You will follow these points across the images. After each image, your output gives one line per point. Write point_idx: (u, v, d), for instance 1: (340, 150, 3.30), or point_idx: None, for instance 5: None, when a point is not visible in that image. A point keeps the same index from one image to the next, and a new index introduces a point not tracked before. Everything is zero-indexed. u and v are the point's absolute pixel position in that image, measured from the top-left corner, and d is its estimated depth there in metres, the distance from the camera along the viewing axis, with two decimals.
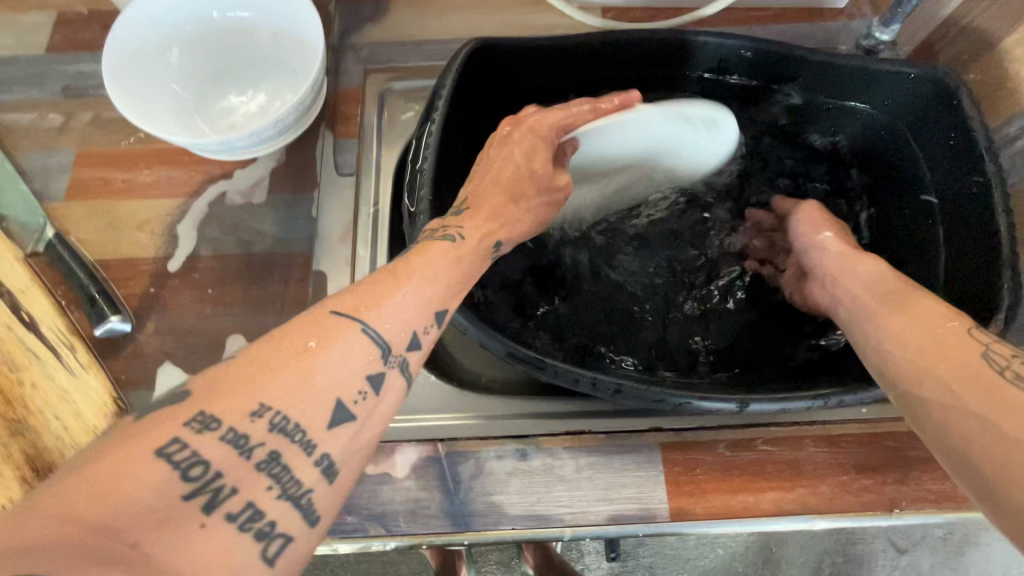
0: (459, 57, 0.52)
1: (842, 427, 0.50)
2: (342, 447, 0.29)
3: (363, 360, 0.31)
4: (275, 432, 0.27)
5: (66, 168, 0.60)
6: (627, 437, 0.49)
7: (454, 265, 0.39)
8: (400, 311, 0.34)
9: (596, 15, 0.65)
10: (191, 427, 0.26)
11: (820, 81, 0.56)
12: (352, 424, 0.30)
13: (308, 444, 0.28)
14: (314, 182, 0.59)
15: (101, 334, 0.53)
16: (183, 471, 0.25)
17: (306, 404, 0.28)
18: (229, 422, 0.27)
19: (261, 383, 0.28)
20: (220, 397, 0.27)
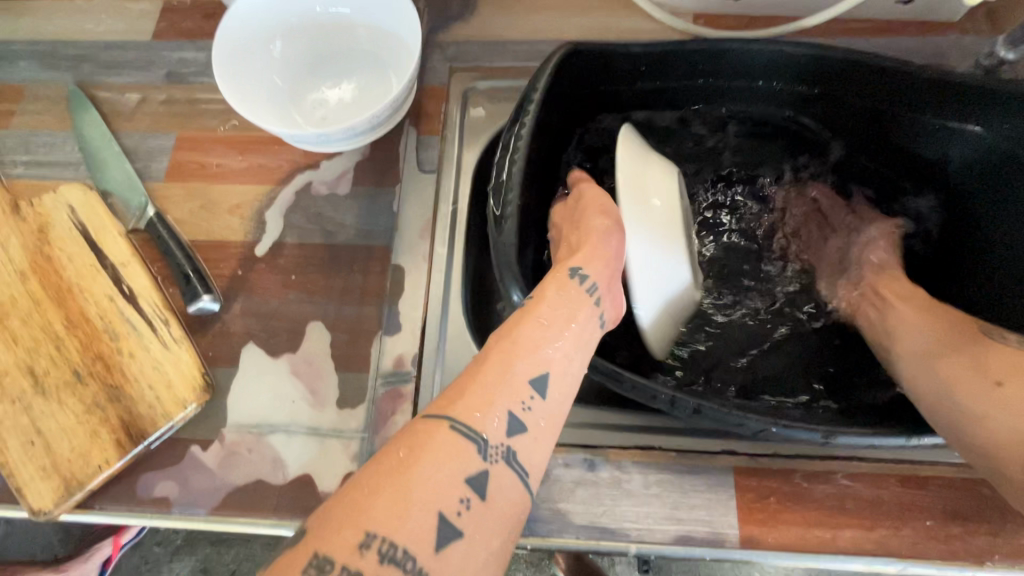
0: (551, 61, 0.51)
1: (931, 469, 0.47)
2: (454, 566, 0.31)
3: (455, 463, 0.34)
4: (384, 563, 0.29)
5: (167, 150, 0.63)
6: (698, 457, 0.48)
7: (538, 332, 0.41)
8: (487, 399, 0.37)
9: (689, 21, 0.63)
10: (308, 573, 0.29)
11: (930, 98, 0.52)
12: (461, 540, 0.32)
13: (419, 572, 0.30)
14: (396, 176, 0.61)
15: (193, 311, 0.56)
16: None
17: (410, 525, 0.31)
18: (343, 561, 0.29)
19: (364, 512, 0.31)
20: (331, 534, 0.30)
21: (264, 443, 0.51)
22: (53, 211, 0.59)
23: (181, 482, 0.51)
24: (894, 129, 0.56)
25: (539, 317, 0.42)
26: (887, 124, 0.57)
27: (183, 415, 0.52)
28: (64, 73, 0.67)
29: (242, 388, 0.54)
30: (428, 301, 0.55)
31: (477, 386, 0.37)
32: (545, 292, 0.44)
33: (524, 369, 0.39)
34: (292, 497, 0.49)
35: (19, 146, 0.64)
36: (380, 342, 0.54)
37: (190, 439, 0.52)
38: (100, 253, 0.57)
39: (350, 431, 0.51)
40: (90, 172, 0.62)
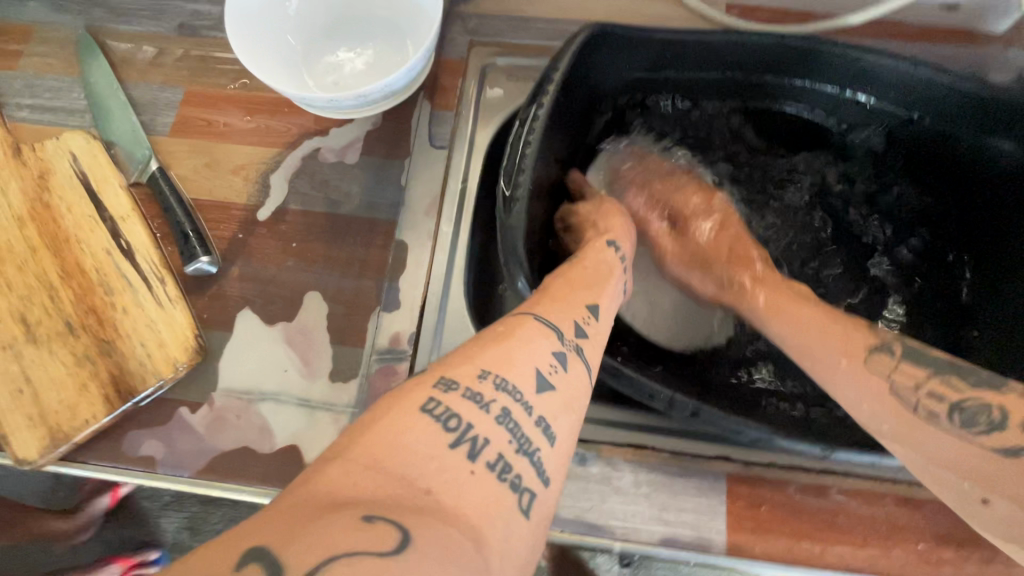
0: (574, 41, 0.49)
1: (929, 493, 0.46)
2: (552, 411, 0.32)
3: (545, 338, 0.35)
4: (500, 390, 0.31)
5: (174, 104, 0.62)
6: (692, 460, 0.48)
7: (583, 271, 0.43)
8: (560, 307, 0.38)
9: (722, 11, 0.61)
10: (440, 388, 0.30)
11: (958, 111, 0.51)
12: (556, 392, 0.33)
13: (524, 403, 0.31)
14: (406, 150, 0.59)
15: (191, 271, 0.54)
16: (444, 424, 0.28)
17: (515, 370, 0.32)
18: (466, 384, 0.31)
19: (472, 361, 0.32)
20: (454, 367, 0.31)
21: (253, 410, 0.51)
22: (55, 158, 0.58)
23: (166, 441, 0.50)
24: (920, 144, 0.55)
25: (585, 263, 0.44)
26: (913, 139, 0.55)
27: (173, 375, 0.51)
28: (74, 17, 0.65)
29: (234, 353, 0.53)
30: (429, 280, 0.54)
31: (551, 296, 0.39)
32: (584, 256, 0.45)
33: (588, 295, 0.41)
34: (278, 465, 0.49)
35: (24, 89, 0.63)
36: (377, 318, 0.53)
37: (178, 400, 0.51)
38: (100, 205, 0.56)
39: (340, 405, 0.51)
40: (95, 121, 0.61)
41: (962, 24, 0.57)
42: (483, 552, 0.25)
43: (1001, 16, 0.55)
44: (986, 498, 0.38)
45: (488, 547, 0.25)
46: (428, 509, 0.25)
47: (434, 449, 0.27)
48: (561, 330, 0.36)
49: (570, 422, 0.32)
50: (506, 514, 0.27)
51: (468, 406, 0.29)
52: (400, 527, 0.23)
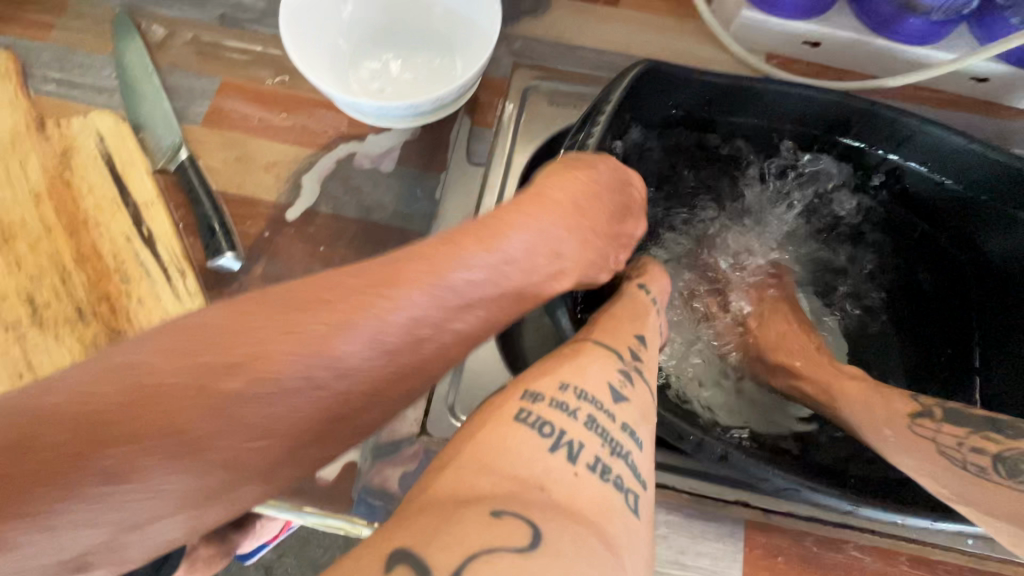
0: (628, 74, 0.50)
1: (943, 555, 0.46)
2: (631, 418, 0.36)
3: (609, 358, 0.39)
4: (582, 400, 0.35)
5: (209, 94, 0.60)
6: (712, 504, 0.47)
7: (630, 302, 0.47)
8: (614, 329, 0.42)
9: (762, 60, 0.62)
10: (528, 400, 0.34)
11: (985, 183, 0.52)
12: (628, 403, 0.37)
13: (607, 413, 0.35)
14: (443, 163, 0.59)
15: (212, 266, 0.53)
16: (539, 430, 0.32)
17: (590, 384, 0.36)
18: (550, 395, 0.35)
19: (548, 378, 0.36)
20: (535, 381, 0.35)
21: None
22: (80, 136, 0.56)
23: None
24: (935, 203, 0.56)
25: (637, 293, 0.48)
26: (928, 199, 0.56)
27: None
28: None
29: None
30: None
31: (608, 323, 0.43)
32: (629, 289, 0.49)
33: (638, 327, 0.44)
34: None
35: (52, 62, 0.61)
36: None
37: None
38: (124, 189, 0.54)
39: None
40: (125, 101, 0.59)
41: (989, 97, 0.60)
42: (610, 546, 0.29)
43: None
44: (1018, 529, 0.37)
45: (611, 541, 0.29)
46: (548, 504, 0.29)
47: (537, 452, 0.31)
48: (619, 350, 0.40)
49: (645, 428, 0.37)
50: (617, 512, 0.31)
51: (559, 415, 0.33)
52: (528, 523, 0.27)
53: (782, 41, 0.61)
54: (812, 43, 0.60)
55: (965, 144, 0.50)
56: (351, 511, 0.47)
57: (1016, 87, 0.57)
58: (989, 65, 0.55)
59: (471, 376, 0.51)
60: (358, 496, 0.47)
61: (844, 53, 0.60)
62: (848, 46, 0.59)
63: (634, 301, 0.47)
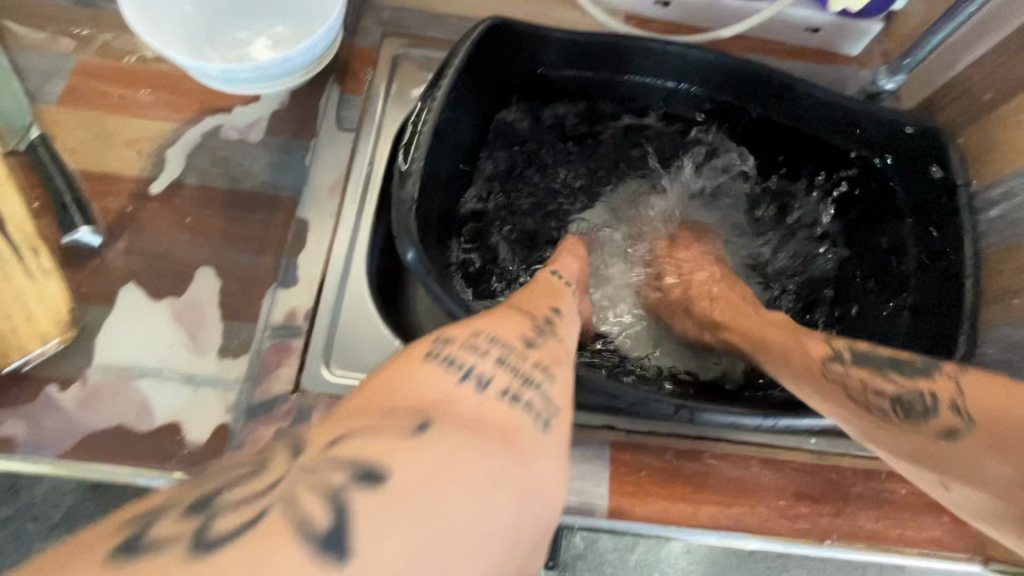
0: (475, 29, 0.52)
1: (792, 454, 0.50)
2: (548, 357, 0.35)
3: (521, 314, 0.39)
4: (495, 343, 0.34)
5: (64, 73, 0.59)
6: (580, 430, 0.50)
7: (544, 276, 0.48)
8: (530, 299, 0.42)
9: (620, 20, 0.66)
10: (438, 345, 0.33)
11: (831, 123, 0.57)
12: (541, 347, 0.36)
13: (519, 352, 0.34)
14: (313, 130, 0.59)
15: (69, 243, 0.52)
16: (446, 365, 0.31)
17: (501, 330, 0.35)
18: (462, 339, 0.33)
19: (465, 325, 0.35)
20: (450, 328, 0.34)
21: (132, 387, 0.48)
22: None
23: (31, 421, 0.47)
24: (810, 150, 0.59)
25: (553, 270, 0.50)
26: (802, 149, 0.60)
27: (42, 350, 0.48)
28: None
29: (116, 330, 0.50)
30: (329, 258, 0.54)
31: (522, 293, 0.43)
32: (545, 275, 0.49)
33: (557, 296, 0.45)
34: (153, 445, 0.47)
35: None
36: (273, 294, 0.52)
37: (43, 376, 0.48)
38: None
39: (229, 381, 0.49)
40: None
41: (824, 46, 0.65)
42: (514, 456, 0.27)
43: (853, 40, 0.63)
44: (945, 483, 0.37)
45: (516, 448, 0.28)
46: (450, 419, 0.27)
47: (441, 383, 0.30)
48: (532, 312, 0.40)
49: (563, 368, 0.35)
50: (525, 429, 0.29)
51: (468, 354, 0.32)
52: (418, 420, 0.26)
53: (636, 1, 0.65)
54: (663, 2, 0.64)
55: (796, 80, 0.54)
56: None
57: (843, 34, 0.63)
58: (810, 13, 0.61)
59: (345, 334, 0.52)
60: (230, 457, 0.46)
61: (692, 10, 0.64)
62: (692, 4, 0.64)
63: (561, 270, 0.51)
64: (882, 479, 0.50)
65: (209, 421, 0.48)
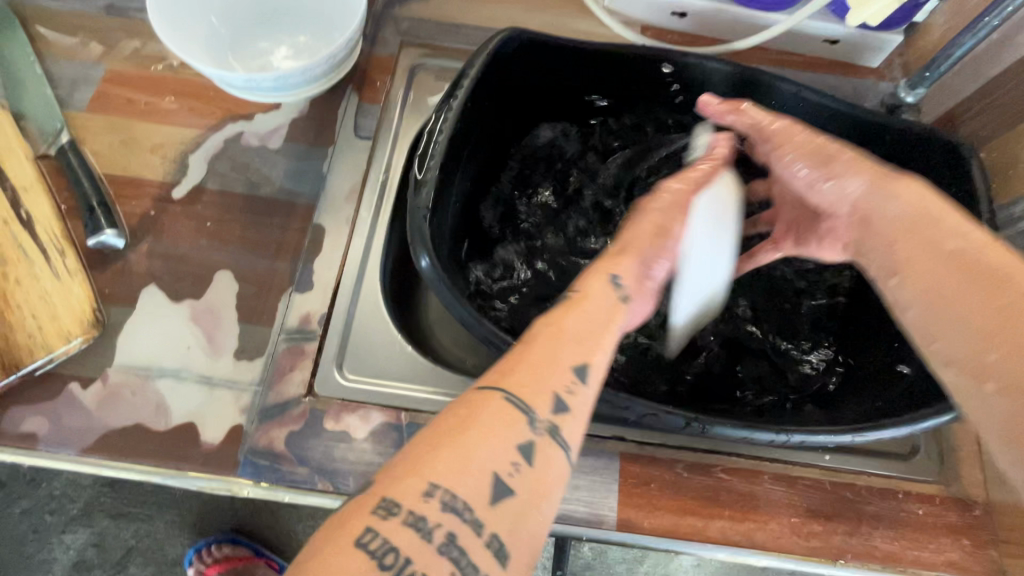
0: (491, 41, 0.52)
1: (804, 470, 0.50)
2: (509, 524, 0.30)
3: (508, 429, 0.32)
4: (446, 511, 0.29)
5: (94, 80, 0.61)
6: (590, 441, 0.50)
7: (575, 323, 0.37)
8: (542, 377, 0.34)
9: (636, 31, 0.67)
10: (379, 515, 0.29)
11: (850, 136, 0.56)
12: (511, 498, 0.31)
13: (475, 523, 0.29)
14: (331, 138, 0.60)
15: (94, 245, 0.53)
16: (378, 561, 0.27)
17: (470, 476, 0.30)
18: (409, 506, 0.29)
19: (429, 465, 0.30)
20: (400, 481, 0.30)
21: (150, 386, 0.49)
22: None
23: (52, 418, 0.48)
24: None
25: (584, 311, 0.38)
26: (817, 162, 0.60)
27: (66, 350, 0.49)
28: None
29: (135, 331, 0.51)
30: (344, 263, 0.55)
31: (527, 364, 0.34)
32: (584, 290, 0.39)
33: (575, 353, 0.36)
34: (170, 444, 0.48)
35: None
36: (289, 298, 0.53)
37: (65, 375, 0.49)
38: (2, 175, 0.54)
39: (244, 383, 0.50)
40: (6, 91, 0.59)
41: (842, 58, 0.65)
42: None
43: (872, 52, 0.63)
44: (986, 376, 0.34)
45: None
46: None
47: None
48: (531, 415, 0.33)
49: (529, 522, 0.31)
50: None
51: (407, 540, 0.28)
52: None
53: (652, 12, 0.66)
54: (678, 14, 0.65)
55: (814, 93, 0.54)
56: (236, 473, 0.47)
57: (861, 46, 0.62)
58: (830, 26, 0.61)
59: (358, 339, 0.53)
60: (244, 458, 0.47)
61: (709, 21, 0.65)
62: (709, 16, 0.64)
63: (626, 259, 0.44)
64: (898, 498, 0.49)
65: (224, 422, 0.49)
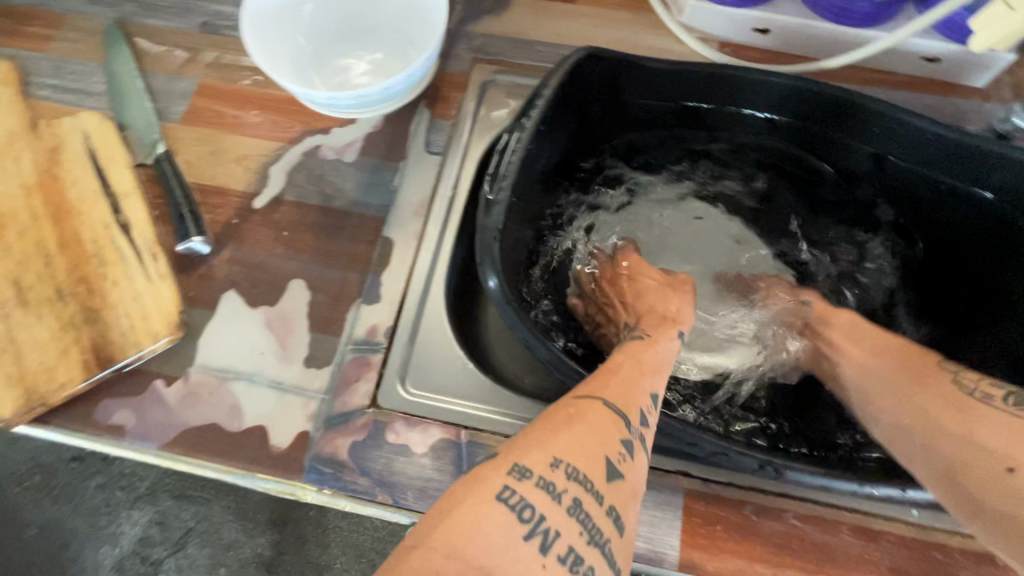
0: (567, 61, 0.52)
1: (887, 525, 0.46)
2: (622, 499, 0.33)
3: (614, 425, 0.35)
4: (572, 482, 0.32)
5: (188, 94, 0.65)
6: (653, 474, 0.48)
7: (654, 355, 0.44)
8: (630, 389, 0.39)
9: (714, 48, 0.65)
10: (513, 478, 0.31)
11: (948, 159, 0.52)
12: (623, 481, 0.34)
13: (597, 494, 0.32)
14: (403, 152, 0.62)
15: (182, 251, 0.56)
16: (518, 515, 0.30)
17: (588, 457, 0.33)
18: (538, 472, 0.32)
19: (549, 443, 0.33)
20: (527, 453, 0.33)
21: (227, 388, 0.52)
22: (69, 135, 0.61)
23: (138, 413, 0.51)
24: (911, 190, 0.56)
25: (656, 350, 0.45)
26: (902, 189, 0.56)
27: (153, 348, 0.52)
28: (106, 9, 0.70)
29: (215, 333, 0.54)
30: (410, 277, 0.56)
31: (618, 379, 0.40)
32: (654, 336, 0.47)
33: (652, 382, 0.41)
34: (242, 445, 0.50)
35: (48, 71, 0.67)
36: (357, 310, 0.54)
37: (151, 372, 0.52)
38: (105, 182, 0.58)
39: (311, 391, 0.51)
40: (111, 104, 0.64)
41: (941, 77, 0.60)
42: None
43: (978, 71, 0.58)
44: (1013, 466, 0.35)
45: None
46: None
47: (508, 541, 0.29)
48: (629, 414, 0.37)
49: (632, 509, 0.34)
50: None
51: (543, 500, 0.31)
52: None
53: (732, 29, 0.64)
54: (761, 30, 0.63)
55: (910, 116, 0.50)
56: (301, 478, 0.49)
57: (966, 65, 0.58)
58: (933, 42, 0.56)
59: (421, 354, 0.54)
60: (309, 464, 0.49)
61: (794, 38, 0.63)
62: (794, 30, 0.61)
63: (653, 314, 0.50)
64: (994, 564, 0.45)
65: (292, 428, 0.50)
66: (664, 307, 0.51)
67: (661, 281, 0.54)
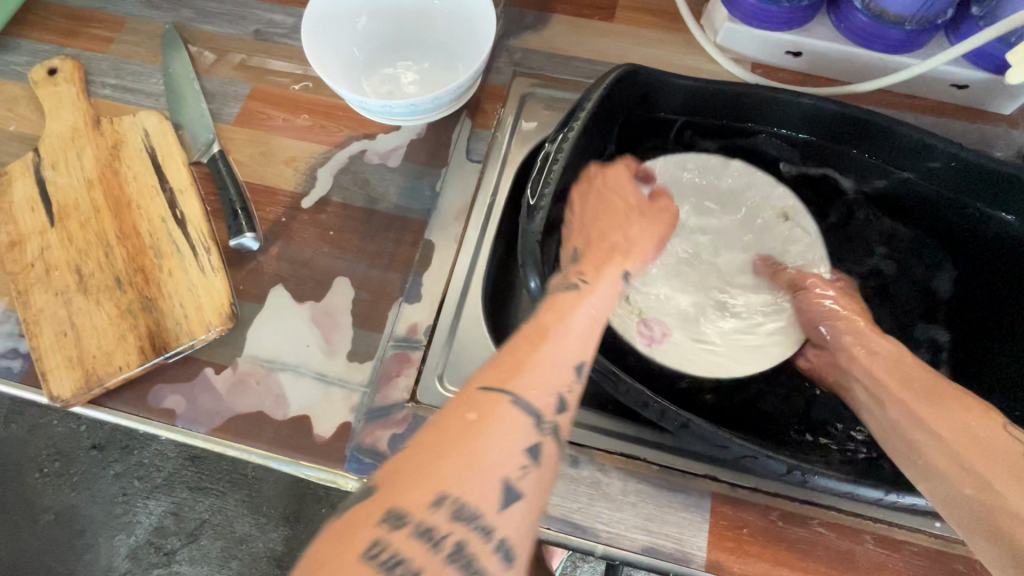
0: (608, 76, 0.54)
1: (910, 535, 0.47)
2: (517, 529, 0.32)
3: (519, 433, 0.34)
4: (456, 522, 0.30)
5: (241, 97, 0.68)
6: (680, 476, 0.49)
7: (586, 321, 0.43)
8: (547, 378, 0.37)
9: (746, 68, 0.68)
10: (387, 526, 0.30)
11: (975, 182, 0.54)
12: (522, 502, 0.32)
13: (485, 529, 0.31)
14: (445, 159, 0.64)
15: (234, 246, 0.59)
16: (389, 570, 0.28)
17: (480, 488, 0.31)
18: (419, 516, 0.30)
19: (438, 473, 0.31)
20: (409, 492, 0.31)
21: (272, 378, 0.54)
22: (129, 133, 0.64)
23: (188, 398, 0.53)
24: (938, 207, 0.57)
25: (590, 313, 0.44)
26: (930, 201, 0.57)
27: (205, 337, 0.54)
28: (164, 13, 0.74)
29: (263, 325, 0.56)
30: (449, 279, 0.58)
31: (535, 366, 0.38)
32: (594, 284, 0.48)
33: (577, 351, 0.40)
34: (286, 433, 0.52)
35: (109, 71, 0.70)
36: (398, 308, 0.57)
37: (202, 360, 0.55)
38: (163, 178, 0.61)
39: (354, 383, 0.54)
40: (168, 104, 0.67)
41: (969, 103, 0.62)
42: None
43: (1005, 100, 0.60)
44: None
45: None
46: None
47: None
48: (536, 416, 0.35)
49: (528, 534, 0.33)
50: None
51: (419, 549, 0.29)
52: None
53: (765, 51, 0.67)
54: (794, 53, 0.66)
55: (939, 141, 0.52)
56: (342, 467, 0.51)
57: (994, 93, 0.60)
58: (963, 70, 0.58)
59: (459, 352, 0.56)
60: (350, 455, 0.51)
61: (825, 61, 0.66)
62: (825, 53, 0.64)
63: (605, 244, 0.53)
64: None
65: (335, 418, 0.52)
66: (615, 239, 0.54)
67: (633, 205, 0.57)
